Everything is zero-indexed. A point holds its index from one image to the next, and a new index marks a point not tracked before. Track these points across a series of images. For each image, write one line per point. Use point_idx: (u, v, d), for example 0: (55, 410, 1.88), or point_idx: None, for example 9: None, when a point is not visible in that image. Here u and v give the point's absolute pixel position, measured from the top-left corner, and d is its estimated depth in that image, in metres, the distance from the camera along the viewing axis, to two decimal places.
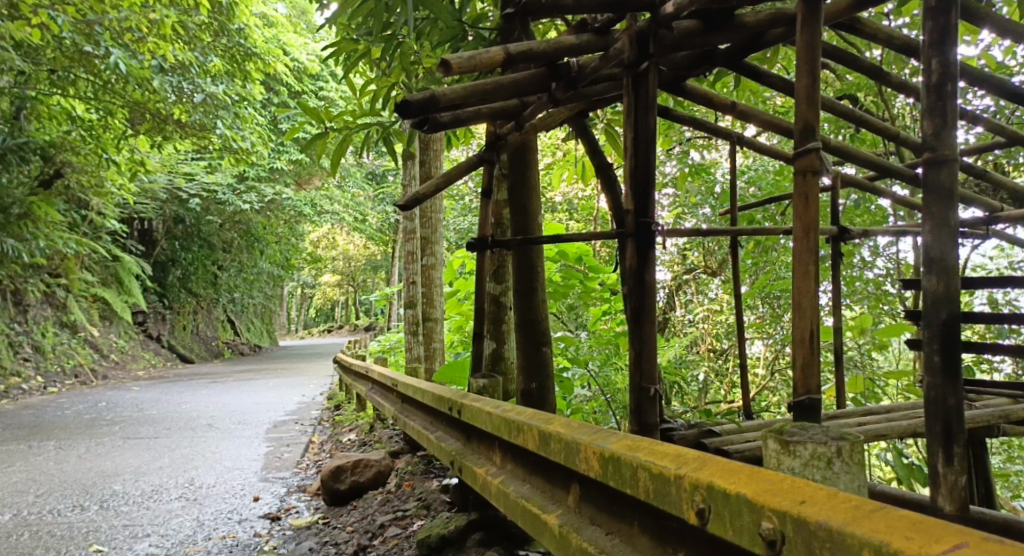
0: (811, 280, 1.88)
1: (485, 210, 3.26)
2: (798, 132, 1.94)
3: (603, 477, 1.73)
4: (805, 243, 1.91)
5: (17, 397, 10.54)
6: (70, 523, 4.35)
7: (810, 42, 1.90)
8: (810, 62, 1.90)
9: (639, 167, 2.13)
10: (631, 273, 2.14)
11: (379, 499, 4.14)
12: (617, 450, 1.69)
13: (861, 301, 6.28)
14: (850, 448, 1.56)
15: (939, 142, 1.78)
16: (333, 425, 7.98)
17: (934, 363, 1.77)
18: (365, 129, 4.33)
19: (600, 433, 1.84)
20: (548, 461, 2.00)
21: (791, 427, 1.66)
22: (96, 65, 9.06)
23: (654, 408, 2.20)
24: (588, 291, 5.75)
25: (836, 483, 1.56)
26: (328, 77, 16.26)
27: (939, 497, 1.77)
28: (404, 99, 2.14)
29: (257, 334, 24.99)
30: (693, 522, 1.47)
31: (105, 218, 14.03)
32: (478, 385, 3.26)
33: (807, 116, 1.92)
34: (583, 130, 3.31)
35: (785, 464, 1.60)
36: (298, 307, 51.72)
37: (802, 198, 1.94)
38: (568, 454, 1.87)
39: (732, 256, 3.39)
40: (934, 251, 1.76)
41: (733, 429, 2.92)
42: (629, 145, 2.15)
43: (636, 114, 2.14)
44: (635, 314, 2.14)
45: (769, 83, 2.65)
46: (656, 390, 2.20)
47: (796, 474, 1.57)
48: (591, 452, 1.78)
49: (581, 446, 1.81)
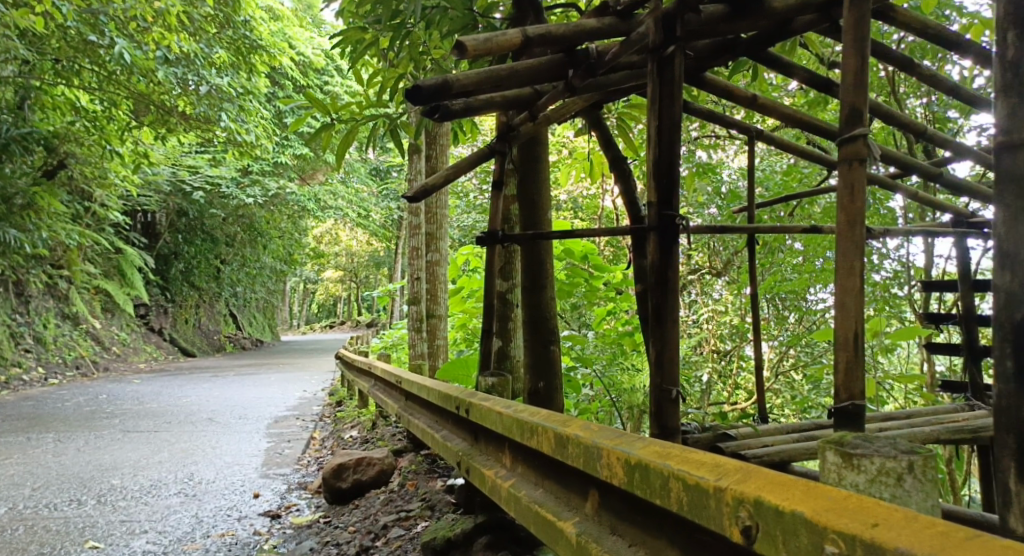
0: (856, 275, 1.79)
1: (496, 204, 3.16)
2: (845, 117, 1.85)
3: (629, 485, 1.64)
4: (850, 238, 1.82)
5: (18, 388, 10.48)
6: (65, 518, 4.26)
7: (857, 23, 1.84)
8: (859, 44, 1.84)
9: (663, 158, 2.03)
10: (655, 268, 2.05)
11: (382, 498, 4.05)
12: (645, 457, 1.61)
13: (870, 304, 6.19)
14: (922, 464, 1.45)
15: (1016, 126, 1.70)
16: (335, 420, 7.91)
17: (1006, 368, 1.70)
18: (372, 121, 4.22)
19: (624, 437, 1.75)
20: (564, 464, 1.92)
21: (852, 438, 1.54)
22: (100, 55, 8.97)
23: (675, 412, 2.11)
24: (593, 290, 5.65)
25: (907, 502, 1.44)
26: (334, 71, 16.16)
27: (1010, 517, 1.71)
28: (416, 84, 2.06)
29: (259, 328, 24.95)
30: (737, 540, 1.39)
31: (109, 210, 13.95)
32: (486, 383, 3.18)
33: (856, 99, 1.84)
34: (597, 122, 3.22)
35: (847, 479, 1.48)
36: (300, 302, 51.70)
37: (847, 188, 1.85)
38: (587, 459, 1.78)
39: (749, 254, 3.29)
40: (1008, 245, 1.68)
41: (750, 433, 2.82)
42: (654, 133, 2.05)
43: (660, 101, 2.05)
44: (658, 311, 2.05)
45: (794, 75, 2.56)
46: (678, 394, 2.11)
47: (861, 492, 1.46)
48: (613, 456, 1.69)
49: (602, 449, 1.72)
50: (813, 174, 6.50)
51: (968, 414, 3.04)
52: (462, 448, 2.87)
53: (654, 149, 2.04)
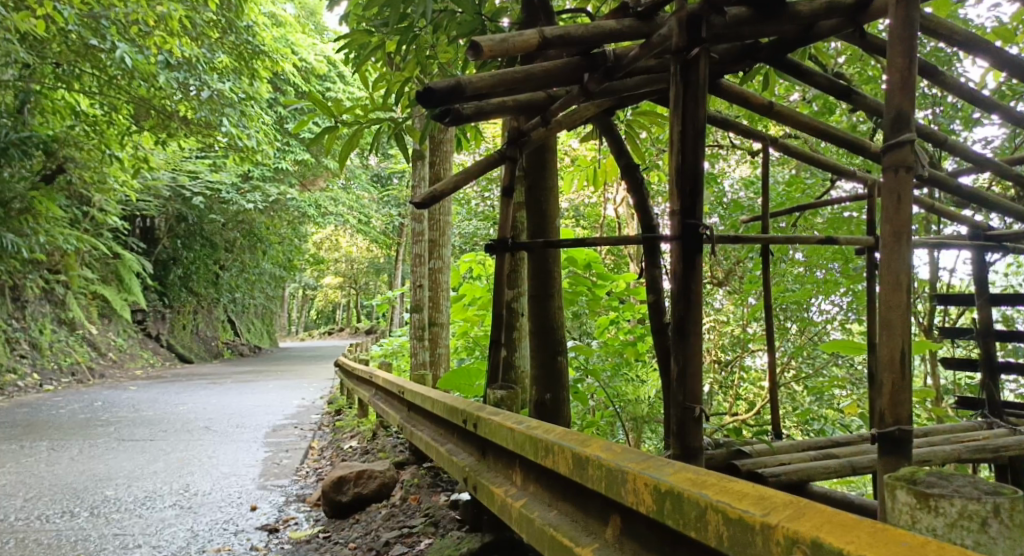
0: (901, 292, 1.81)
1: (506, 211, 3.08)
2: (890, 123, 1.89)
3: (658, 513, 1.60)
4: (896, 252, 1.84)
5: (13, 394, 10.38)
6: (58, 530, 4.17)
7: (908, 32, 1.86)
8: (908, 46, 1.85)
9: (688, 165, 1.98)
10: (678, 281, 1.99)
11: (383, 513, 3.97)
12: (677, 485, 1.58)
13: None
14: (1008, 507, 1.41)
15: None
16: (334, 429, 7.82)
17: None
18: (376, 124, 4.14)
19: (649, 461, 1.72)
20: (582, 486, 1.87)
21: (925, 473, 1.51)
22: (102, 59, 8.91)
23: (697, 430, 2.05)
24: (596, 300, 5.54)
25: (992, 549, 1.41)
26: (336, 78, 16.12)
27: None
28: (428, 86, 2.03)
29: (257, 334, 24.84)
30: None
31: (107, 215, 13.87)
32: (495, 396, 3.09)
33: (902, 103, 1.87)
34: (609, 128, 3.15)
35: (923, 523, 1.44)
36: (299, 308, 51.56)
37: (892, 197, 1.88)
38: (610, 482, 1.74)
39: (764, 265, 3.21)
40: None
41: (766, 450, 2.75)
42: (676, 139, 2.00)
43: (682, 108, 1.99)
44: (681, 323, 1.99)
45: (814, 82, 2.49)
46: (702, 412, 2.05)
47: (940, 537, 1.42)
48: (640, 481, 1.66)
49: (628, 473, 1.69)
50: (818, 184, 6.43)
51: (988, 432, 2.96)
52: (469, 463, 2.79)
53: (676, 154, 1.99)
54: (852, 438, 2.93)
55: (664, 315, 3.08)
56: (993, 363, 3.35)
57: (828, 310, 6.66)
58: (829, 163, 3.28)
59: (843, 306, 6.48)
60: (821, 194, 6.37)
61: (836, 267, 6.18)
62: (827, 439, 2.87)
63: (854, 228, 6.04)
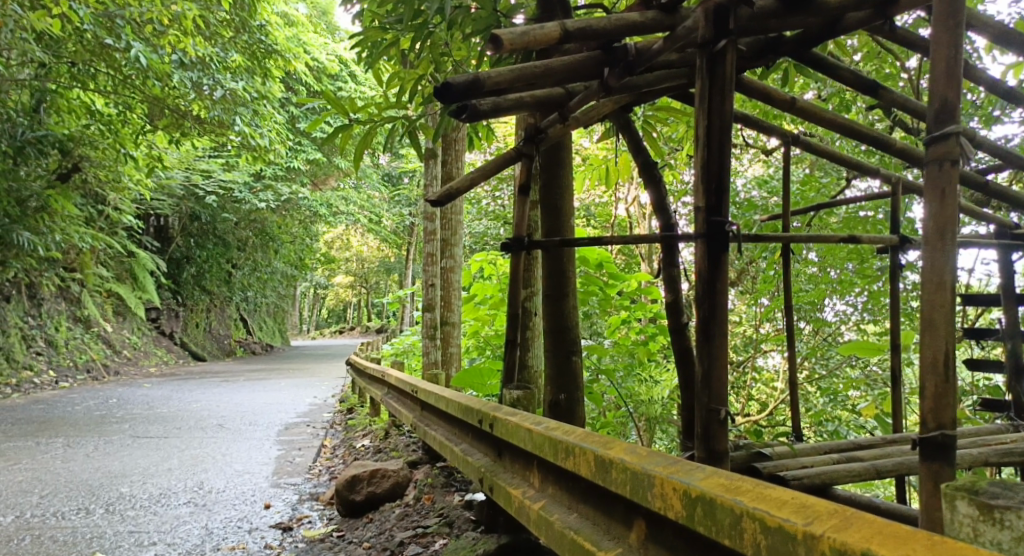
0: (946, 291, 1.79)
1: (522, 210, 3.05)
2: (934, 115, 1.86)
3: (688, 519, 1.59)
4: (940, 249, 1.82)
5: (29, 391, 10.45)
6: (73, 527, 4.16)
7: (954, 28, 1.82)
8: (953, 36, 1.82)
9: (714, 160, 1.95)
10: (705, 278, 1.96)
11: (397, 512, 3.93)
12: (708, 490, 1.56)
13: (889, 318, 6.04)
14: None
15: None
16: (346, 428, 7.81)
17: None
18: (390, 122, 4.10)
19: (677, 465, 1.71)
20: (606, 489, 1.85)
21: (988, 484, 1.57)
22: (116, 59, 8.92)
23: (723, 435, 2.02)
24: (607, 299, 5.47)
25: None
26: (348, 77, 16.14)
27: None
28: (446, 82, 2.02)
29: (270, 333, 24.91)
30: None
31: (122, 214, 13.92)
32: (511, 396, 3.05)
33: (947, 94, 1.84)
34: (626, 125, 3.10)
35: (988, 535, 1.50)
36: (310, 308, 51.68)
37: (937, 192, 1.85)
38: (634, 486, 1.73)
39: (784, 263, 3.15)
40: None
41: (787, 452, 2.70)
42: (701, 133, 1.97)
43: (708, 102, 1.97)
44: (707, 323, 1.96)
45: (839, 77, 2.46)
46: (727, 414, 2.02)
47: (1007, 550, 1.46)
48: (669, 485, 1.64)
49: (655, 476, 1.67)
50: (832, 183, 6.35)
51: (1013, 435, 2.90)
52: (484, 464, 2.76)
53: (701, 147, 1.96)
54: (876, 439, 2.89)
55: (682, 315, 3.01)
56: (1017, 362, 3.27)
57: (843, 310, 6.57)
58: (852, 160, 3.21)
59: (858, 306, 6.38)
60: (836, 194, 6.30)
61: (851, 267, 6.11)
62: (852, 441, 2.83)
63: (871, 226, 5.96)
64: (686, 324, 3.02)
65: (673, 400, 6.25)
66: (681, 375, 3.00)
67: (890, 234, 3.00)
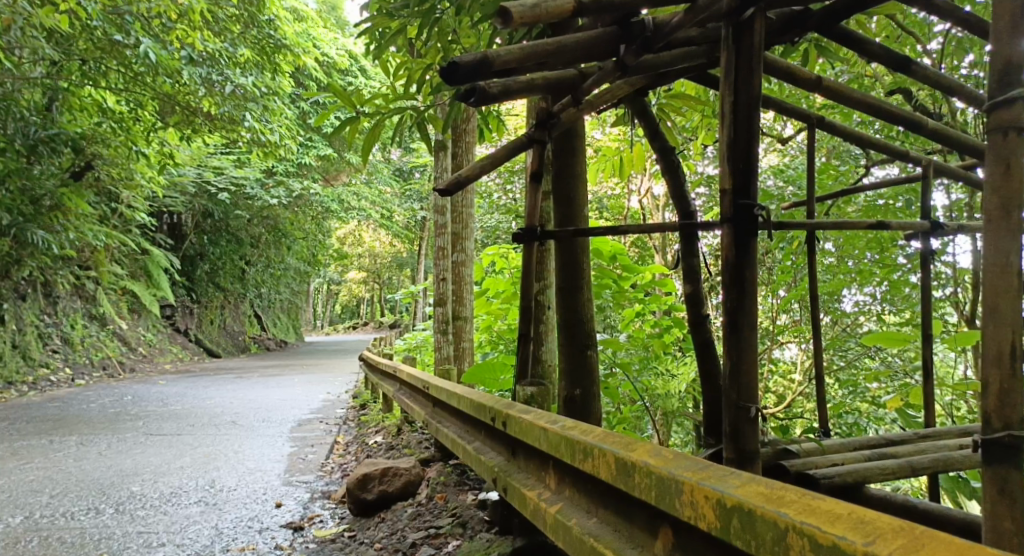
0: (1010, 272, 1.69)
1: (534, 199, 2.93)
2: (997, 79, 1.74)
3: (723, 530, 1.50)
4: (1005, 226, 1.71)
5: (45, 389, 10.47)
6: (82, 528, 4.09)
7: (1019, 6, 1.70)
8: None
9: (740, 139, 1.95)
10: (732, 263, 1.95)
11: (409, 511, 3.84)
12: (744, 500, 1.48)
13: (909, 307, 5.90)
14: None
15: None
16: (359, 424, 7.73)
17: None
18: (398, 114, 3.98)
19: (709, 470, 1.62)
20: (627, 494, 1.77)
21: None
22: (127, 56, 8.86)
23: (754, 432, 1.98)
24: (621, 292, 5.35)
25: None
26: (358, 72, 16.03)
27: None
28: (453, 62, 1.93)
29: (284, 329, 24.95)
30: None
31: (135, 211, 13.92)
32: (525, 393, 2.95)
33: (1011, 57, 1.72)
34: (642, 110, 2.98)
35: None
36: (323, 304, 51.79)
37: (1001, 163, 1.73)
38: (660, 492, 1.65)
39: (809, 251, 3.02)
40: None
41: (814, 449, 2.59)
42: (727, 111, 1.97)
43: (735, 78, 1.96)
44: (737, 312, 1.95)
45: (868, 53, 2.38)
46: (758, 411, 1.98)
47: None
48: (699, 492, 1.56)
49: (685, 482, 1.59)
50: (850, 171, 6.21)
51: None
52: (498, 463, 2.65)
53: (728, 127, 1.95)
54: (908, 435, 2.79)
55: (702, 307, 2.90)
56: None
57: (863, 301, 6.41)
58: (882, 144, 3.08)
59: (878, 297, 6.22)
60: (854, 182, 6.16)
61: (871, 256, 5.95)
62: (881, 437, 2.73)
63: (891, 215, 5.81)
64: (706, 316, 2.91)
65: (690, 394, 6.13)
66: (701, 369, 2.88)
67: (919, 219, 2.92)
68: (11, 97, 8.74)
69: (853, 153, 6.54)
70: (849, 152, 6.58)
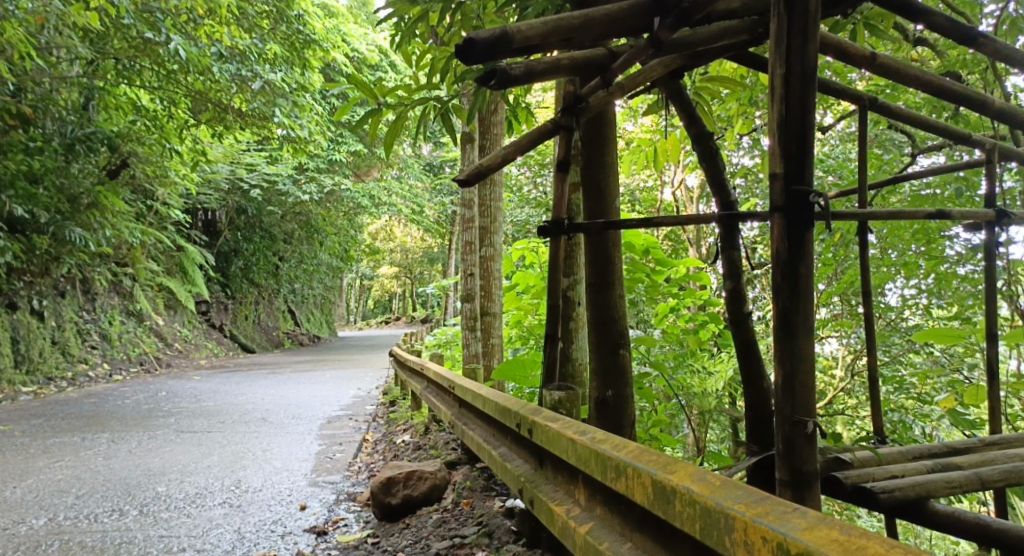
0: None
1: (561, 189, 2.72)
2: None
3: None
4: None
5: (82, 384, 10.54)
6: (104, 531, 4.01)
7: None
8: None
9: (793, 115, 1.85)
10: (784, 257, 1.87)
11: (434, 518, 3.69)
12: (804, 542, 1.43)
13: (958, 301, 5.61)
14: None
15: None
16: (388, 421, 7.63)
17: None
18: (420, 105, 3.79)
19: (763, 504, 1.56)
20: (666, 522, 1.71)
21: None
22: (160, 54, 8.81)
23: (809, 449, 1.91)
24: (655, 287, 5.12)
25: None
26: (388, 67, 15.88)
27: None
28: (468, 39, 1.80)
29: (318, 324, 25.02)
30: None
31: (170, 208, 13.95)
32: (552, 398, 2.76)
33: None
34: (678, 93, 2.78)
35: None
36: (356, 299, 52.04)
37: None
38: (706, 524, 1.59)
39: (862, 245, 2.79)
40: None
41: (870, 458, 2.38)
42: (778, 83, 1.86)
43: (787, 44, 1.85)
44: (789, 311, 1.88)
45: (932, 24, 2.20)
46: (814, 427, 1.91)
47: None
48: (755, 531, 1.51)
49: (737, 519, 1.53)
50: (895, 159, 5.92)
51: None
52: (524, 473, 2.50)
53: (779, 103, 1.86)
54: (972, 442, 2.60)
55: (744, 304, 2.70)
56: None
57: (908, 294, 6.09)
58: (944, 127, 2.85)
59: (925, 290, 5.89)
60: (899, 171, 5.87)
61: (916, 248, 5.66)
62: (940, 444, 2.55)
63: (940, 204, 5.52)
64: (748, 314, 2.71)
65: (727, 393, 5.91)
66: (744, 372, 2.66)
67: (983, 209, 2.75)
68: (49, 97, 8.76)
69: (897, 141, 6.23)
70: (893, 139, 6.27)
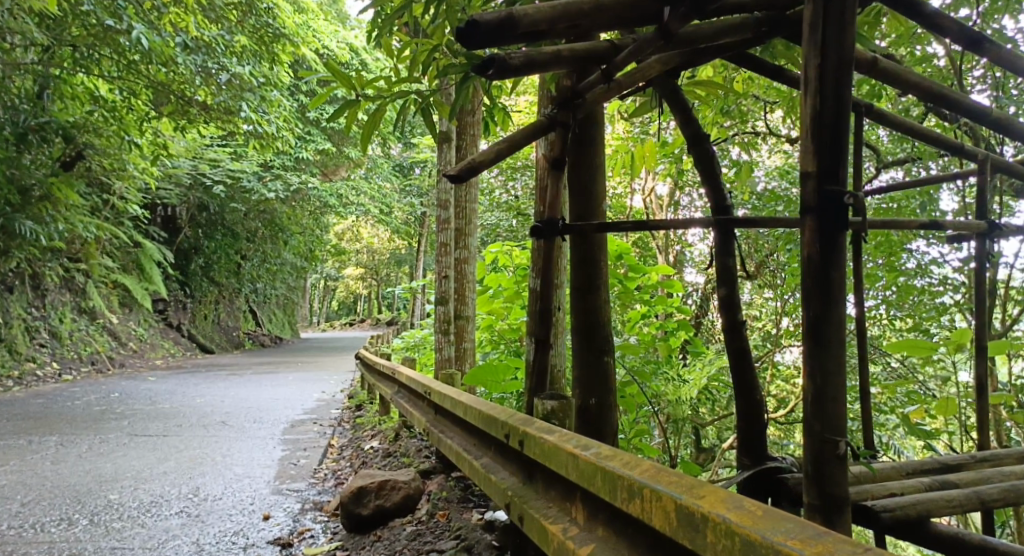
0: None
1: (553, 188, 2.60)
2: None
3: None
4: None
5: (30, 384, 10.14)
6: (51, 542, 3.79)
7: None
8: None
9: (827, 108, 1.79)
10: (816, 259, 1.79)
11: (408, 530, 3.55)
12: None
13: (928, 313, 5.64)
14: None
15: None
16: (354, 426, 7.45)
17: None
18: (400, 99, 3.63)
19: (818, 540, 1.47)
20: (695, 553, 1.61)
21: None
22: (120, 42, 8.38)
23: (838, 469, 1.84)
24: (628, 293, 5.01)
25: None
26: (359, 64, 15.58)
27: None
28: (472, 22, 1.69)
29: (280, 325, 24.57)
30: None
31: (128, 203, 13.52)
32: (545, 408, 2.65)
33: None
34: (673, 93, 2.68)
35: None
36: (320, 299, 51.37)
37: None
38: None
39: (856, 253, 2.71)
40: None
41: (866, 474, 2.34)
42: (812, 76, 1.81)
43: (823, 34, 1.80)
44: (819, 321, 1.81)
45: (944, 28, 2.14)
46: (845, 447, 1.85)
47: None
48: None
49: None
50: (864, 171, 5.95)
51: None
52: (511, 486, 2.38)
53: (813, 98, 1.80)
54: (963, 458, 2.54)
55: (739, 312, 2.60)
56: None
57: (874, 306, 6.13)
58: (943, 139, 2.77)
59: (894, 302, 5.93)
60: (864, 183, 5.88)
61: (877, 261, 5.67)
62: (934, 460, 2.50)
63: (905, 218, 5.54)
64: (742, 322, 2.62)
65: (699, 402, 5.86)
66: (737, 382, 2.58)
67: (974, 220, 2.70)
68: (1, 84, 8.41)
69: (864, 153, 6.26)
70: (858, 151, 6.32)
